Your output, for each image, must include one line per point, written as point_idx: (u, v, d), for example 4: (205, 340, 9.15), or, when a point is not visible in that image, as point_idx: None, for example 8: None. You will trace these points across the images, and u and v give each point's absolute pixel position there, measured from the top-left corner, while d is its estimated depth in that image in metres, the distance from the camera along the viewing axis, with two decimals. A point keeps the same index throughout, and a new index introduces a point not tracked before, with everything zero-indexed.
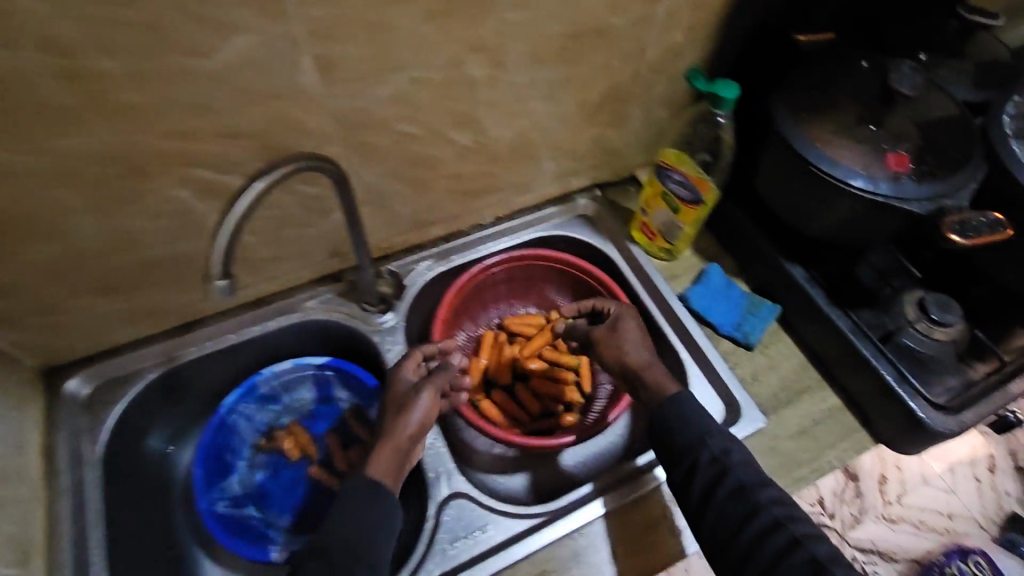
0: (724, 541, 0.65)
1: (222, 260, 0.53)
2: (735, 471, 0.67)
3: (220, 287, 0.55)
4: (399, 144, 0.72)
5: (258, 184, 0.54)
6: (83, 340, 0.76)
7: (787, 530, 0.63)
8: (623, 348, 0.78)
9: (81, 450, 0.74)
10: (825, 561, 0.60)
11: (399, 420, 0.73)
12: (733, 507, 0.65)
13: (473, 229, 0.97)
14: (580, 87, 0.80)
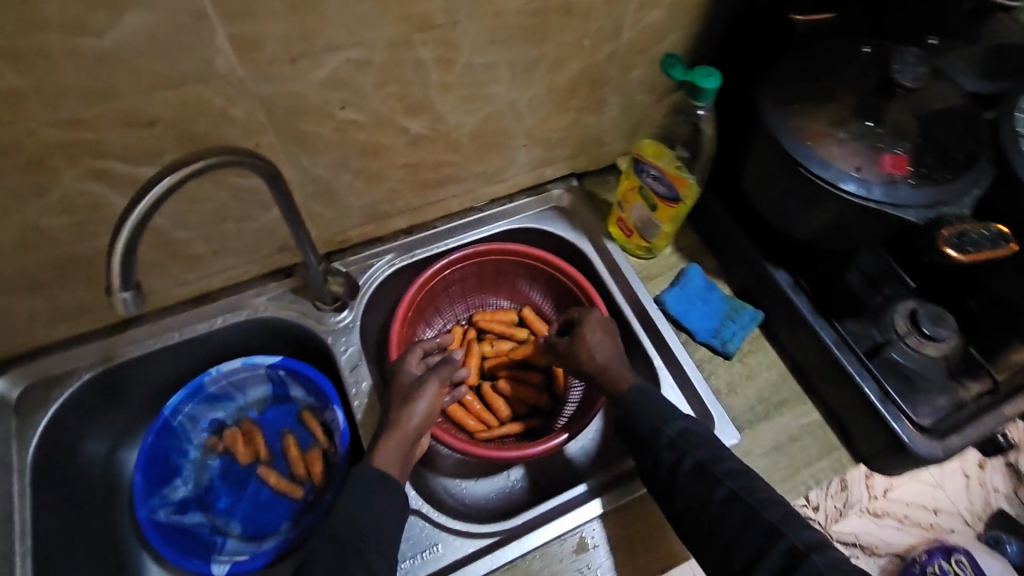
0: (689, 515, 0.62)
1: (121, 269, 0.47)
2: (691, 447, 0.64)
3: (126, 301, 0.48)
4: (343, 132, 0.66)
5: (153, 189, 0.47)
6: (6, 341, 0.70)
7: (745, 501, 0.60)
8: (585, 350, 0.75)
9: (10, 455, 0.68)
10: (780, 526, 0.57)
11: (402, 410, 0.69)
12: (695, 485, 0.62)
13: (439, 220, 0.90)
14: (549, 68, 0.72)
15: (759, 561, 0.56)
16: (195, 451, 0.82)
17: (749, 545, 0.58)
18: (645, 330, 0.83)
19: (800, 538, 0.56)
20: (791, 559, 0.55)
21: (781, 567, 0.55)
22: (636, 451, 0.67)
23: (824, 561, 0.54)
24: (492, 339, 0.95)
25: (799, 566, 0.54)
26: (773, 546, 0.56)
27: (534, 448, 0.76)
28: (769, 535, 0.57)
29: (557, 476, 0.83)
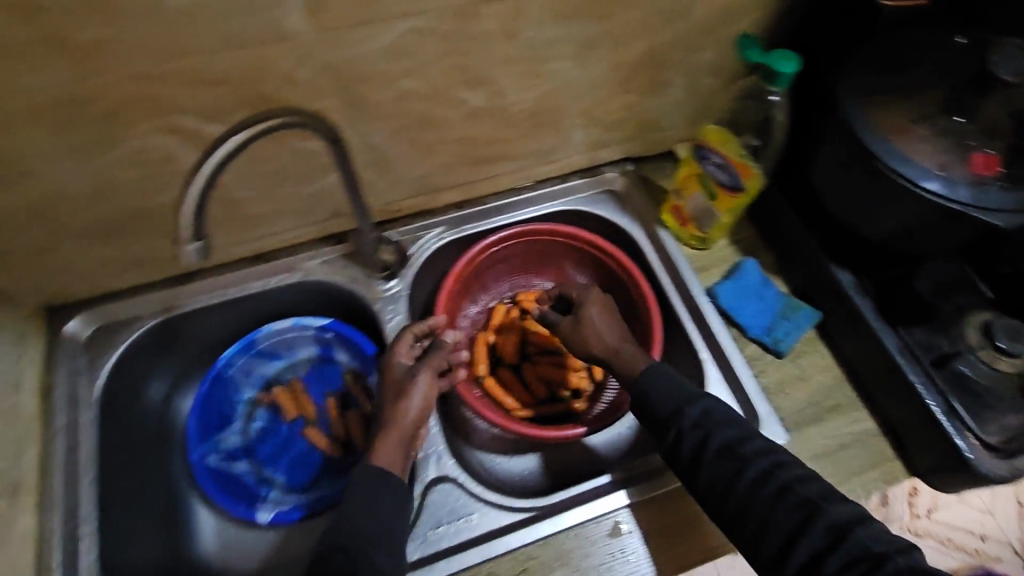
0: (717, 498, 0.60)
1: (193, 214, 0.48)
2: (716, 427, 0.62)
3: (191, 252, 0.49)
4: (403, 102, 0.66)
5: (237, 135, 0.50)
6: (79, 284, 0.73)
7: (779, 479, 0.58)
8: (598, 335, 0.74)
9: (78, 390, 0.71)
10: (817, 502, 0.56)
11: (397, 405, 0.68)
12: (722, 467, 0.60)
13: (491, 196, 0.89)
14: (614, 45, 0.70)
15: (798, 538, 0.55)
16: (245, 403, 0.85)
17: (786, 521, 0.56)
18: (694, 322, 0.81)
19: (840, 513, 0.55)
20: (834, 535, 0.54)
21: (824, 544, 0.54)
22: (656, 433, 0.65)
23: (869, 536, 0.53)
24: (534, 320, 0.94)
25: (842, 542, 0.53)
26: (815, 522, 0.55)
27: (573, 430, 0.75)
28: (808, 511, 0.56)
29: (595, 459, 0.83)
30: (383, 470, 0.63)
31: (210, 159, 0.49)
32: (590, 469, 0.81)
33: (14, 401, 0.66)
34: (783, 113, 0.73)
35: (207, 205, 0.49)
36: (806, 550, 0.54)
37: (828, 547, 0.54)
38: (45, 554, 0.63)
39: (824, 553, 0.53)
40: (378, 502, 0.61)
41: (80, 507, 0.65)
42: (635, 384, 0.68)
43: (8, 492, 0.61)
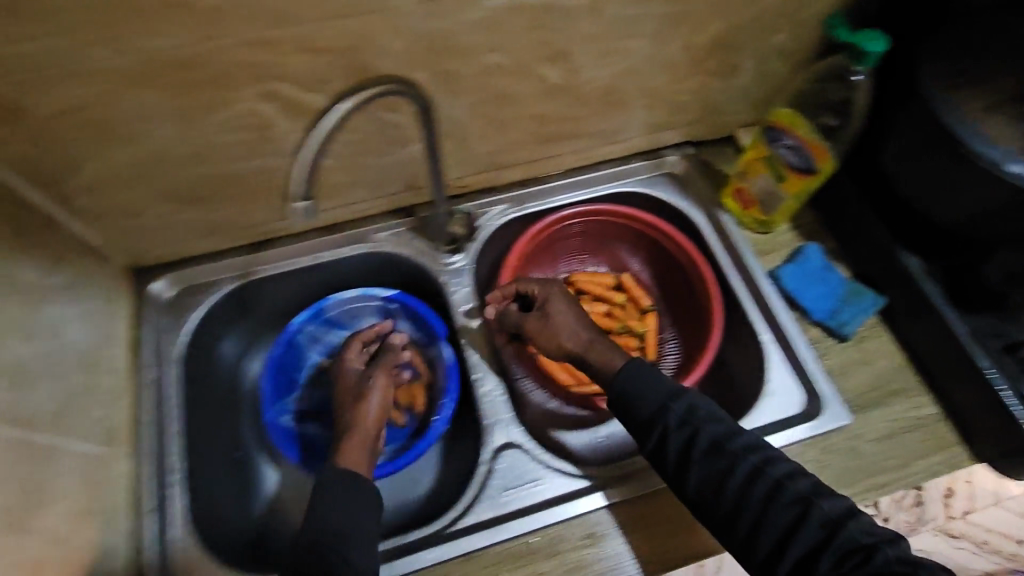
0: (709, 499, 0.61)
1: (304, 176, 0.51)
2: (705, 423, 0.63)
3: (298, 210, 0.53)
4: (486, 76, 0.67)
5: (346, 103, 0.52)
6: (164, 247, 0.76)
7: (769, 476, 0.60)
8: (571, 330, 0.73)
9: (164, 347, 0.74)
10: (807, 498, 0.58)
11: (358, 409, 0.73)
12: (712, 466, 0.61)
13: (553, 176, 0.91)
14: (694, 25, 0.70)
15: (793, 534, 0.57)
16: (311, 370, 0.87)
17: (780, 517, 0.58)
18: (756, 304, 0.83)
19: (831, 507, 0.57)
20: (826, 530, 0.56)
21: (816, 540, 0.56)
22: (640, 433, 0.65)
23: (858, 529, 0.55)
24: (588, 300, 0.95)
25: (835, 536, 0.55)
26: (806, 517, 0.57)
27: None
28: (801, 508, 0.57)
29: None
30: (348, 468, 0.66)
31: (319, 125, 0.51)
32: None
33: (109, 354, 0.69)
34: (866, 96, 0.74)
35: (316, 167, 0.52)
36: (802, 545, 0.56)
37: (820, 543, 0.55)
38: (140, 496, 0.65)
39: (818, 549, 0.55)
40: (362, 493, 0.64)
41: (169, 456, 0.68)
42: (613, 383, 0.67)
43: (108, 439, 0.64)
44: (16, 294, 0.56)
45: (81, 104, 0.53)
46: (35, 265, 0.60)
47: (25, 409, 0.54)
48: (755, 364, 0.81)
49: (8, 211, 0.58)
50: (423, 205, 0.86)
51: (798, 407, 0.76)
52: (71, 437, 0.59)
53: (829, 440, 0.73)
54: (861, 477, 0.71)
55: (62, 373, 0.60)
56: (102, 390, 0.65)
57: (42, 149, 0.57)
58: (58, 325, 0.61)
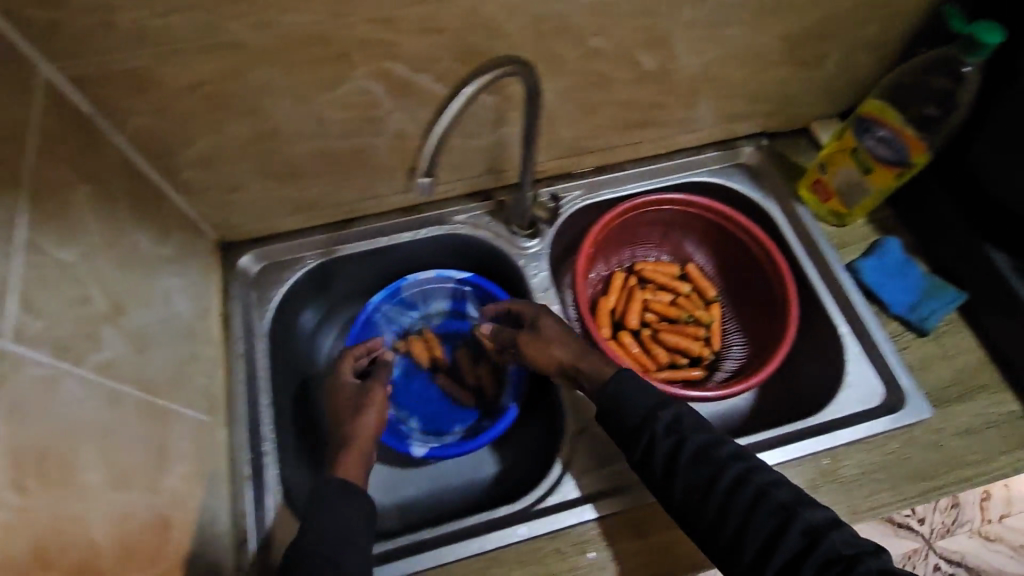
0: (693, 504, 0.61)
1: (430, 157, 0.52)
2: (692, 432, 0.63)
3: (421, 185, 0.53)
4: (585, 60, 0.67)
5: (469, 87, 0.52)
6: (253, 222, 0.77)
7: (754, 484, 0.59)
8: (560, 343, 0.73)
9: (253, 321, 0.75)
10: (792, 507, 0.58)
11: (358, 420, 0.72)
12: (699, 472, 0.61)
13: (628, 164, 0.90)
14: (791, 14, 0.70)
15: (776, 542, 0.57)
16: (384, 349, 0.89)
17: (763, 524, 0.58)
18: (834, 297, 0.83)
19: (814, 517, 0.57)
20: (809, 538, 0.56)
21: (800, 548, 0.56)
22: (629, 439, 0.65)
23: (840, 539, 0.56)
24: (653, 289, 0.96)
25: (818, 544, 0.55)
26: (790, 526, 0.57)
27: (711, 392, 0.77)
28: (785, 516, 0.58)
29: (724, 425, 0.84)
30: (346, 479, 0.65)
31: (445, 111, 0.52)
32: (720, 431, 0.83)
33: (205, 325, 0.70)
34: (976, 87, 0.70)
35: (443, 145, 0.53)
36: (785, 552, 0.56)
37: (803, 551, 0.55)
38: (236, 464, 0.67)
39: (802, 556, 0.55)
40: (354, 493, 0.63)
41: (262, 427, 0.69)
42: (604, 388, 0.68)
43: (209, 407, 0.66)
44: (137, 263, 0.57)
45: (209, 77, 0.55)
46: (149, 236, 0.61)
47: (148, 375, 0.55)
48: (832, 355, 0.81)
49: (125, 182, 0.59)
50: (500, 189, 0.86)
51: (876, 399, 0.77)
52: (183, 404, 0.60)
53: (911, 433, 0.73)
54: (942, 470, 0.71)
55: (173, 342, 0.61)
56: (203, 360, 0.67)
57: (164, 121, 0.58)
58: (168, 295, 0.62)
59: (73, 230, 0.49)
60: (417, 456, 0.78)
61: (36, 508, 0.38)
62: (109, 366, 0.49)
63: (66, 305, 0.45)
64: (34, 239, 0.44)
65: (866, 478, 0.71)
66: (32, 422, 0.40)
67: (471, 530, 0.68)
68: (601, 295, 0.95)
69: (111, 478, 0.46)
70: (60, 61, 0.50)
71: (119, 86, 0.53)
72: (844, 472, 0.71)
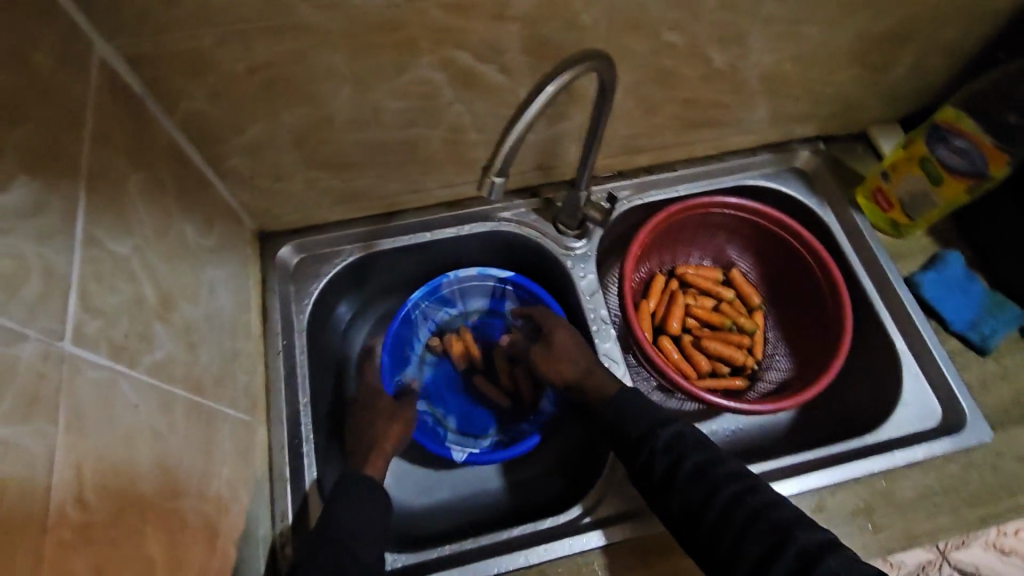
0: (689, 521, 0.59)
1: (503, 159, 0.49)
2: (689, 450, 0.62)
3: (492, 184, 0.51)
4: (655, 55, 0.64)
5: (549, 87, 0.49)
6: (294, 212, 0.73)
7: (749, 503, 0.58)
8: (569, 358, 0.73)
9: (291, 315, 0.72)
10: (787, 528, 0.56)
11: (386, 425, 0.72)
12: (695, 490, 0.60)
13: (679, 164, 0.87)
14: (870, 14, 0.67)
15: (769, 563, 0.55)
16: (419, 345, 0.85)
17: (756, 544, 0.56)
18: (890, 310, 0.80)
19: (811, 539, 0.55)
20: (805, 560, 0.54)
21: (794, 569, 0.54)
22: (631, 453, 0.65)
23: (836, 563, 0.54)
24: (695, 295, 0.92)
25: (813, 567, 0.53)
26: (784, 548, 0.55)
27: (764, 406, 0.74)
28: (779, 538, 0.56)
29: (767, 437, 0.81)
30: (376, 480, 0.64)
31: (524, 109, 0.49)
32: (755, 443, 0.81)
33: (245, 320, 0.67)
34: None
35: (519, 146, 0.50)
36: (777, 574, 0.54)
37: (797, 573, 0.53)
38: (275, 465, 0.64)
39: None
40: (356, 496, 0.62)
41: (301, 427, 0.66)
42: (610, 401, 0.68)
43: (250, 406, 0.63)
44: (184, 255, 0.55)
45: (268, 61, 0.53)
46: (194, 225, 0.58)
47: (197, 374, 0.52)
48: (887, 371, 0.78)
49: (173, 168, 0.56)
50: (547, 186, 0.83)
51: (932, 420, 0.74)
52: (228, 403, 0.57)
53: (970, 456, 0.71)
54: (1003, 495, 0.69)
55: (218, 337, 0.59)
56: (243, 357, 0.64)
57: (214, 105, 0.56)
58: (213, 287, 0.60)
59: (127, 221, 0.46)
60: (460, 460, 0.74)
61: (99, 521, 0.36)
62: (162, 365, 0.47)
63: (122, 303, 0.43)
64: (91, 231, 0.41)
65: (923, 502, 0.68)
66: (92, 430, 0.37)
67: (508, 541, 0.65)
68: (641, 297, 0.91)
69: (166, 487, 0.44)
70: (116, 39, 0.47)
71: (175, 67, 0.51)
72: (901, 494, 0.69)
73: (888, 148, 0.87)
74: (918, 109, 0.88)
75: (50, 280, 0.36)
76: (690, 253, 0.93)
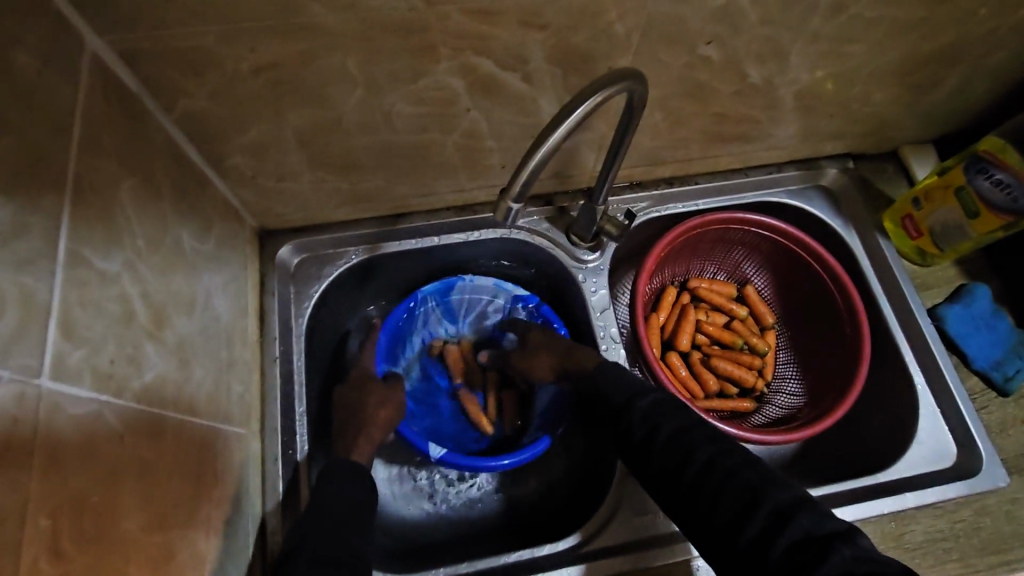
0: (667, 483, 0.57)
1: (523, 181, 0.47)
2: (665, 416, 0.59)
3: (509, 209, 0.49)
4: (688, 68, 0.60)
5: (578, 109, 0.46)
6: (297, 211, 0.70)
7: (722, 466, 0.54)
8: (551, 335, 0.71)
9: (289, 320, 0.69)
10: (760, 486, 0.52)
11: (368, 403, 0.69)
12: (671, 455, 0.57)
13: (700, 176, 0.83)
14: (919, 36, 0.63)
15: (742, 520, 0.51)
16: (410, 353, 0.79)
17: (730, 503, 0.52)
18: (911, 343, 0.77)
19: (785, 498, 0.51)
20: (777, 520, 0.50)
21: (767, 527, 0.50)
22: (611, 422, 0.62)
23: (810, 521, 0.49)
24: (706, 310, 0.89)
25: (786, 526, 0.49)
26: (757, 507, 0.51)
27: (774, 436, 0.71)
28: (752, 496, 0.52)
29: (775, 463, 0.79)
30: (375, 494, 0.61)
31: (550, 131, 0.46)
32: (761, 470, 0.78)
33: (242, 325, 0.64)
34: None
35: (540, 169, 0.48)
36: (751, 533, 0.50)
37: (771, 532, 0.49)
38: (268, 479, 0.62)
39: (769, 537, 0.49)
40: (344, 495, 0.59)
41: (296, 440, 0.64)
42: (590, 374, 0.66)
43: (244, 418, 0.61)
44: (178, 264, 0.51)
45: (275, 61, 0.49)
46: (191, 229, 0.55)
47: (189, 391, 0.50)
48: (905, 407, 0.75)
49: (170, 170, 0.53)
50: (561, 194, 0.79)
51: (947, 460, 0.71)
52: (222, 418, 0.55)
53: (984, 501, 0.69)
54: (1016, 544, 0.67)
55: (212, 349, 0.56)
56: (239, 366, 0.61)
57: (215, 104, 0.52)
58: (209, 295, 0.57)
59: (119, 234, 0.43)
60: (433, 458, 0.68)
61: (73, 571, 0.34)
62: (151, 388, 0.44)
63: (109, 326, 0.40)
64: (76, 249, 0.38)
65: (932, 546, 0.66)
66: (72, 472, 0.34)
67: (505, 566, 0.63)
68: (650, 310, 0.87)
69: (151, 520, 0.42)
70: (108, 33, 0.43)
71: (174, 63, 0.47)
72: (911, 537, 0.67)
73: (920, 171, 0.83)
74: (954, 132, 0.83)
75: (30, 311, 0.33)
76: (704, 267, 0.90)
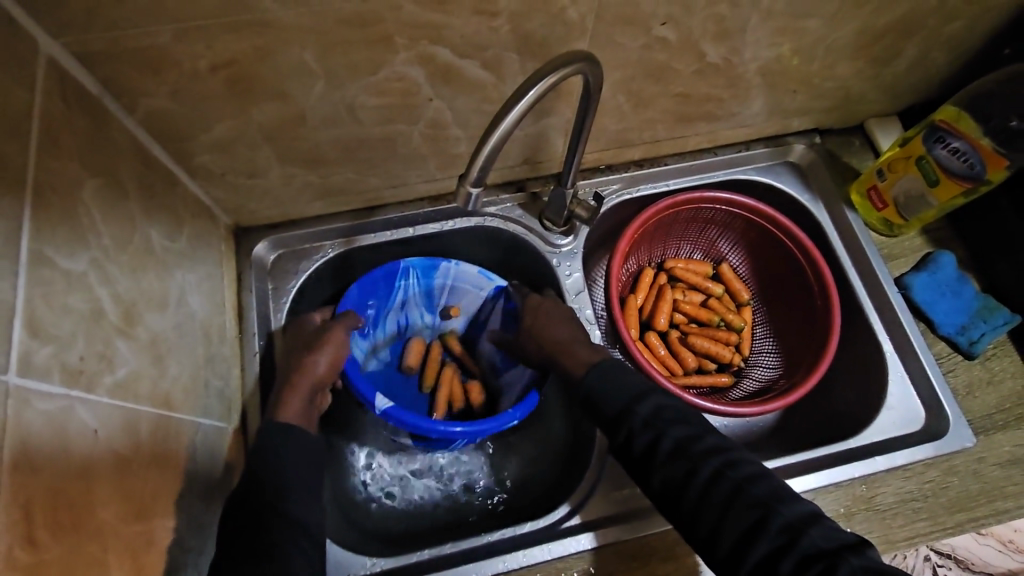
0: (672, 496, 0.59)
1: (484, 166, 0.48)
2: (667, 426, 0.60)
3: (469, 194, 0.50)
4: (647, 50, 0.62)
5: (532, 91, 0.47)
6: (271, 208, 0.71)
7: (729, 479, 0.57)
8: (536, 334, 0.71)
9: (268, 317, 0.70)
10: (770, 503, 0.55)
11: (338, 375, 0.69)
12: (675, 468, 0.59)
13: (669, 157, 0.84)
14: (873, 8, 0.64)
15: (754, 537, 0.54)
16: (380, 332, 0.77)
17: (739, 520, 0.55)
18: (881, 311, 0.78)
19: (793, 513, 0.55)
20: (788, 536, 0.53)
21: (778, 545, 0.53)
22: (608, 432, 0.63)
23: (820, 536, 0.53)
24: (683, 289, 0.90)
25: (797, 543, 0.53)
26: (767, 525, 0.54)
27: (746, 409, 0.72)
28: (761, 513, 0.55)
29: (754, 434, 0.81)
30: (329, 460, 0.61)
31: (503, 118, 0.47)
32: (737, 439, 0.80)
33: (219, 322, 0.65)
34: None
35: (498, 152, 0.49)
36: (760, 549, 0.54)
37: (781, 548, 0.53)
38: None
39: (780, 554, 0.53)
40: None
41: None
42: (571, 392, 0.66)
43: (224, 411, 0.62)
44: (148, 263, 0.52)
45: (232, 58, 0.50)
46: (160, 229, 0.56)
47: (165, 387, 0.51)
48: (873, 375, 0.78)
49: (136, 169, 0.53)
50: (534, 181, 0.80)
51: (916, 424, 0.74)
52: (200, 412, 0.56)
53: (952, 461, 0.71)
54: (983, 501, 0.69)
55: (189, 344, 0.57)
56: (217, 360, 0.62)
57: (177, 103, 0.53)
58: (183, 293, 0.58)
59: (83, 233, 0.44)
60: (376, 411, 0.64)
61: (47, 560, 0.35)
62: (125, 384, 0.45)
63: (77, 323, 0.41)
64: (39, 249, 0.39)
65: (903, 507, 0.69)
66: (44, 464, 0.35)
67: (489, 545, 0.64)
68: (629, 293, 0.89)
69: (128, 511, 0.43)
70: (62, 35, 0.44)
71: (131, 64, 0.48)
72: (881, 499, 0.69)
73: (886, 144, 0.85)
74: (917, 103, 0.85)
75: None
76: (680, 247, 0.91)
